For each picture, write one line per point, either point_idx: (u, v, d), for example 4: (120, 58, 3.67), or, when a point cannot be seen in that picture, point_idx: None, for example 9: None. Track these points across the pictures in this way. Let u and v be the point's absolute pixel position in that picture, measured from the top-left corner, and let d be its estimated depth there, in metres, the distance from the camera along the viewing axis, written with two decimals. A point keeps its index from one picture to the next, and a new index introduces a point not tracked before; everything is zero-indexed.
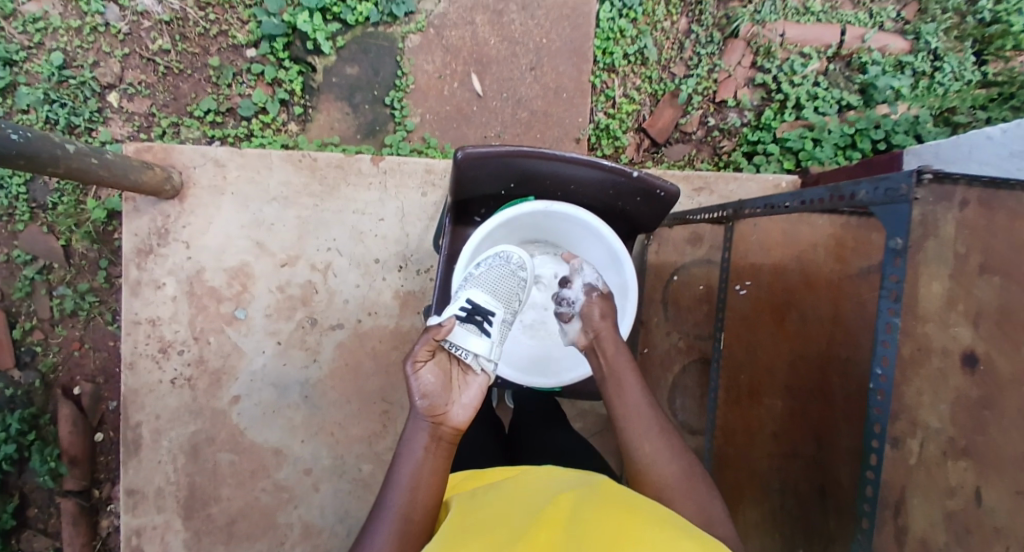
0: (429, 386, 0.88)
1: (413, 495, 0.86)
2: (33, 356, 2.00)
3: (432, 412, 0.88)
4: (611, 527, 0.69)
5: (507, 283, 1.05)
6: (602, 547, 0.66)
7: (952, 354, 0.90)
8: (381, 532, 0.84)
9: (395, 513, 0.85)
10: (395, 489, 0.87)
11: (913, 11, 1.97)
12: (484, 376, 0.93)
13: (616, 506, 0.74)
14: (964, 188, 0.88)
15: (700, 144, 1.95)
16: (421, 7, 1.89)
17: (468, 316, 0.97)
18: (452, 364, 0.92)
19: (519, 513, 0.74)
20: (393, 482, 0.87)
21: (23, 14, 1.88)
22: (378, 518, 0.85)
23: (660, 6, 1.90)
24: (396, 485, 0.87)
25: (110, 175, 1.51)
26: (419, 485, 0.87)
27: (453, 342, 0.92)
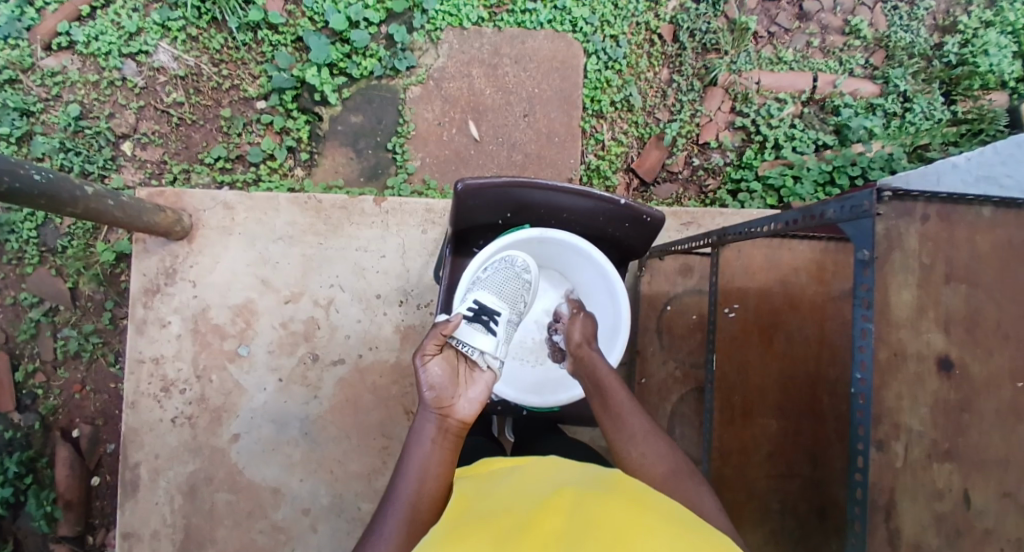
0: (437, 378, 0.99)
1: (421, 484, 0.92)
2: (33, 399, 2.01)
3: (440, 404, 0.98)
4: (615, 512, 0.71)
5: (511, 287, 1.15)
6: (608, 526, 0.68)
7: (926, 358, 0.93)
8: (390, 519, 0.89)
9: (404, 500, 0.90)
10: (404, 480, 0.93)
11: (881, 57, 2.12)
12: (490, 373, 1.04)
13: (621, 497, 0.76)
14: (924, 204, 0.92)
15: (686, 184, 2.06)
16: (422, 62, 2.03)
17: (475, 316, 1.07)
18: (459, 359, 1.03)
19: (524, 502, 0.75)
20: (403, 474, 0.94)
21: (41, 68, 2.01)
22: (387, 507, 0.90)
23: (642, 59, 2.06)
24: (405, 474, 0.93)
25: (125, 216, 1.58)
26: (426, 476, 0.93)
27: (460, 339, 1.03)
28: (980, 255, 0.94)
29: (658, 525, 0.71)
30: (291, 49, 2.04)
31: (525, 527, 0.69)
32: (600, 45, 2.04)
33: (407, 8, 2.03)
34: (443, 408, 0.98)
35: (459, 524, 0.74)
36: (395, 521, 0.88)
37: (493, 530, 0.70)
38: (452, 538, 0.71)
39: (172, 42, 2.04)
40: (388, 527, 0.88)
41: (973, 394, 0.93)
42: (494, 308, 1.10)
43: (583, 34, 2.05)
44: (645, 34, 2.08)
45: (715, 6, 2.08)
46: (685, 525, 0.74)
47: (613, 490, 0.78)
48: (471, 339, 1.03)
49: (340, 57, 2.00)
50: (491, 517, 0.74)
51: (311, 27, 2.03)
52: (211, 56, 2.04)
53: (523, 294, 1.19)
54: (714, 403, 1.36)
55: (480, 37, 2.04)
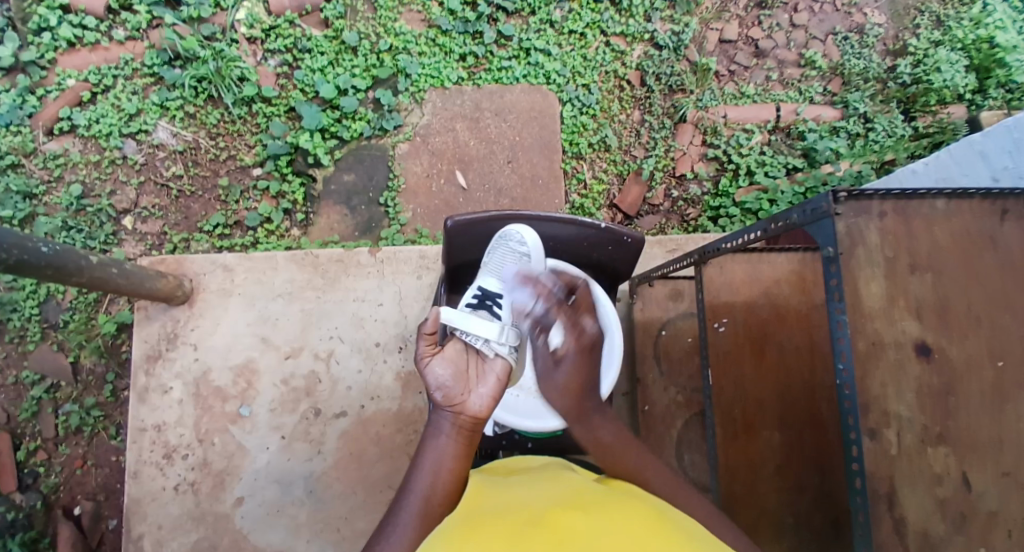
0: (443, 378, 1.01)
1: (434, 478, 0.95)
2: (35, 478, 1.99)
3: (450, 399, 1.00)
4: (635, 518, 0.73)
5: (508, 264, 1.18)
6: (625, 528, 0.70)
7: (905, 346, 0.96)
8: (404, 511, 0.91)
9: (418, 494, 0.93)
10: (420, 475, 0.95)
11: (837, 84, 2.27)
12: (499, 361, 1.03)
13: (641, 507, 0.77)
14: (880, 202, 0.96)
15: (668, 215, 2.15)
16: (408, 120, 2.15)
17: None
18: (467, 354, 1.04)
19: (545, 505, 0.78)
20: (419, 470, 0.96)
21: (44, 152, 2.11)
22: (403, 501, 0.93)
23: (614, 103, 2.20)
24: (421, 467, 0.96)
25: (128, 283, 1.63)
26: (441, 472, 0.96)
27: (463, 329, 1.02)
28: (940, 244, 0.98)
29: (677, 537, 0.70)
30: (285, 118, 2.16)
31: (537, 526, 0.71)
32: (574, 94, 2.18)
33: (392, 74, 2.17)
34: (454, 402, 1.00)
35: (472, 520, 0.77)
36: (409, 513, 0.90)
37: (504, 527, 0.72)
38: (463, 532, 0.73)
39: (170, 121, 2.16)
40: (401, 519, 0.90)
41: (955, 377, 0.96)
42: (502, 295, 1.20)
43: (557, 85, 2.19)
44: (615, 81, 2.22)
45: (676, 52, 2.24)
46: (706, 543, 0.72)
47: (633, 501, 0.80)
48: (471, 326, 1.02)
49: (331, 122, 2.12)
50: (504, 516, 0.75)
51: (303, 98, 2.16)
52: (209, 130, 2.16)
53: (524, 268, 1.18)
54: (714, 418, 1.39)
55: (461, 94, 2.18)
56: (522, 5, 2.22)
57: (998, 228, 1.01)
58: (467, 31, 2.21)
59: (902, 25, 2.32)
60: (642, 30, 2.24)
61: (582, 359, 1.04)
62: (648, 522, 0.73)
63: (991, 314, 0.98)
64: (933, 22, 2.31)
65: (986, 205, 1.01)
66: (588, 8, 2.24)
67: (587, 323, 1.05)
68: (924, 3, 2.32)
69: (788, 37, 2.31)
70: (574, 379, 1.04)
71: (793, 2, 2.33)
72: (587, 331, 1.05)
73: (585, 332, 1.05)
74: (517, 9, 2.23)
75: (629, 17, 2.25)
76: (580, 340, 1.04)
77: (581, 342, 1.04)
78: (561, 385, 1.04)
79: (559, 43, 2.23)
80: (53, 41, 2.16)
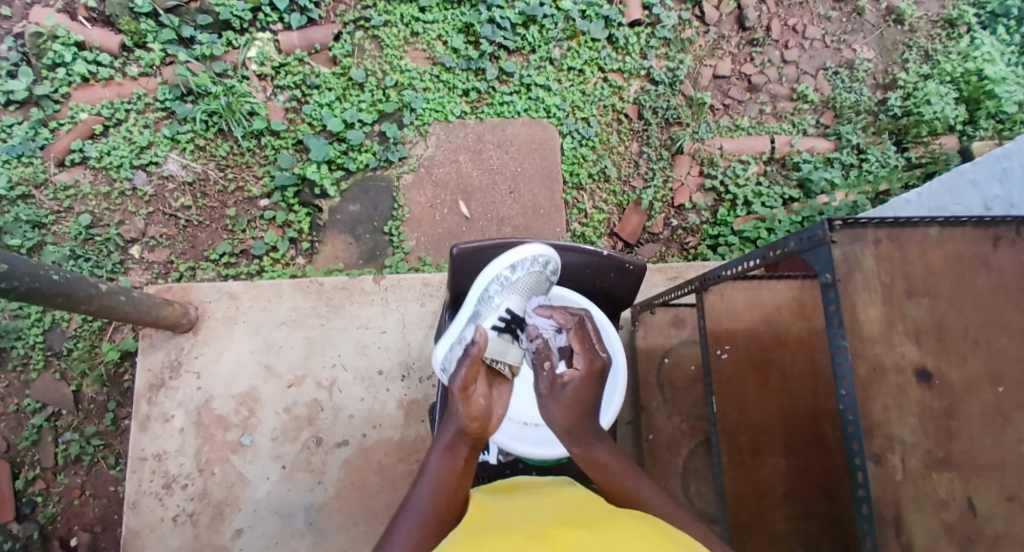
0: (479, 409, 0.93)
1: (435, 494, 0.93)
2: (33, 508, 1.97)
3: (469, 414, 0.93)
4: (641, 537, 0.72)
5: (535, 286, 1.20)
6: (629, 546, 0.69)
7: (904, 370, 0.97)
8: (404, 524, 0.91)
9: (419, 509, 0.92)
10: (423, 488, 0.94)
11: (830, 117, 2.34)
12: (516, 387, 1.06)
13: (647, 527, 0.77)
14: (875, 229, 0.98)
15: (668, 243, 2.19)
16: (412, 152, 2.21)
17: (506, 326, 1.13)
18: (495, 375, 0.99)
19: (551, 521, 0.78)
20: (423, 483, 0.95)
21: (54, 183, 2.15)
22: (405, 511, 0.93)
23: (613, 135, 2.26)
24: (423, 486, 0.94)
25: (136, 311, 1.64)
26: (444, 488, 0.93)
27: (497, 358, 1.01)
28: (934, 269, 1.00)
29: None
30: (292, 151, 2.22)
31: (540, 542, 0.71)
32: (574, 127, 2.24)
33: (397, 108, 2.23)
34: (471, 419, 0.93)
35: (474, 536, 0.77)
36: (407, 527, 0.90)
37: (507, 543, 0.72)
38: (466, 547, 0.74)
39: (180, 153, 2.21)
40: (399, 532, 0.91)
41: (955, 400, 0.97)
42: (524, 316, 1.15)
43: (557, 118, 2.25)
44: (613, 114, 2.29)
45: (672, 87, 2.31)
46: None
47: (641, 520, 0.80)
48: (502, 354, 1.03)
49: (337, 154, 2.18)
50: (507, 533, 0.76)
51: (310, 131, 2.22)
52: (218, 162, 2.21)
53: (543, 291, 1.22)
54: (720, 445, 1.36)
55: (464, 127, 2.24)
56: (522, 43, 2.31)
57: (991, 253, 1.03)
58: (471, 68, 2.29)
59: (891, 59, 2.40)
60: (639, 67, 2.32)
61: (589, 384, 0.92)
62: (653, 542, 0.72)
63: (987, 337, 1.00)
64: (922, 57, 2.40)
65: (977, 231, 1.04)
66: (587, 46, 2.32)
67: (596, 348, 0.93)
68: (912, 39, 2.41)
69: (781, 72, 2.38)
70: (573, 410, 0.92)
71: (784, 40, 2.42)
72: (596, 357, 0.92)
73: (595, 357, 0.93)
74: (518, 47, 2.31)
75: (626, 54, 2.33)
76: (589, 362, 0.92)
77: (587, 370, 0.92)
78: (562, 407, 0.92)
79: (559, 79, 2.30)
80: (67, 77, 2.22)
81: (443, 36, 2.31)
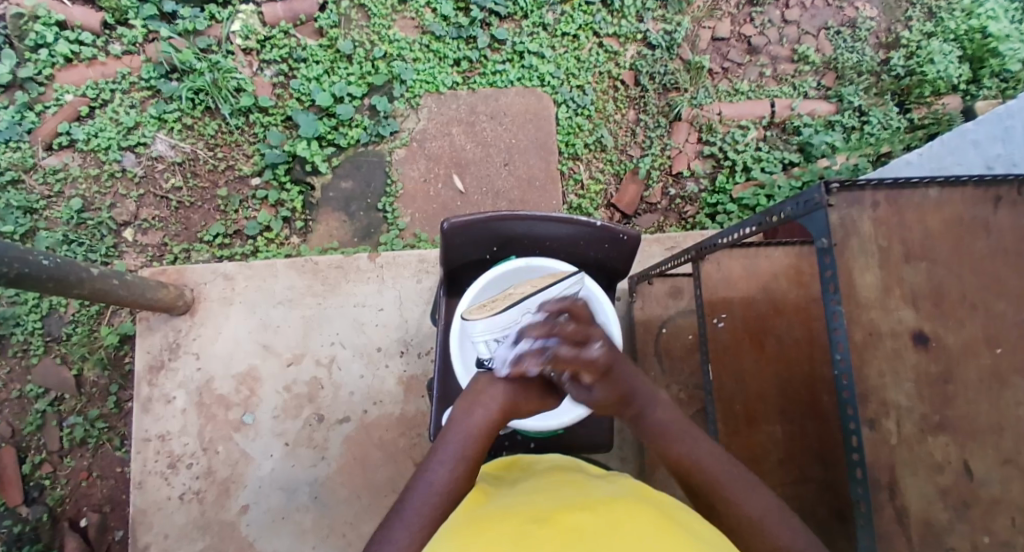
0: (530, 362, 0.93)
1: (453, 472, 0.91)
2: (42, 490, 1.99)
3: (511, 393, 1.00)
4: (644, 521, 0.71)
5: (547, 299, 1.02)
6: (631, 532, 0.68)
7: (901, 335, 0.95)
8: (415, 502, 0.88)
9: (435, 487, 0.89)
10: (442, 464, 0.92)
11: (831, 79, 2.28)
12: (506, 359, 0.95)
13: (654, 510, 0.76)
14: (872, 192, 0.95)
15: (666, 212, 2.16)
16: (404, 126, 2.16)
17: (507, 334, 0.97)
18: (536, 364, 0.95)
19: (556, 504, 0.77)
20: (442, 456, 0.93)
21: (43, 167, 2.12)
22: (417, 485, 0.90)
23: (610, 103, 2.22)
24: (440, 463, 0.92)
25: (131, 295, 1.63)
26: (464, 464, 0.93)
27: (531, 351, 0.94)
28: (933, 231, 0.98)
29: (684, 543, 0.69)
30: (282, 128, 2.18)
31: (542, 524, 0.71)
32: (569, 95, 2.19)
33: (388, 81, 2.19)
34: (513, 398, 1.00)
35: (475, 520, 0.76)
36: (422, 503, 0.87)
37: (508, 525, 0.72)
38: (468, 531, 0.73)
39: (168, 133, 2.17)
40: (411, 506, 0.87)
41: (952, 363, 0.96)
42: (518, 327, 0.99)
43: (551, 87, 2.20)
44: (609, 81, 2.24)
45: (669, 51, 2.25)
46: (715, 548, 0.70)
47: (649, 503, 0.78)
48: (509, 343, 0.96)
49: (327, 130, 2.14)
50: (507, 517, 0.75)
51: (299, 107, 2.18)
52: (207, 141, 2.17)
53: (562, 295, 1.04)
54: (715, 414, 1.41)
55: (456, 99, 2.19)
56: (514, 8, 2.24)
57: (992, 214, 1.00)
58: (461, 36, 2.23)
59: (894, 17, 2.33)
60: (635, 31, 2.25)
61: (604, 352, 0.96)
62: (656, 527, 0.71)
63: (986, 300, 0.98)
64: (926, 13, 2.33)
65: (979, 192, 1.01)
66: (581, 10, 2.26)
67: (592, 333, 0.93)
68: None
69: (781, 33, 2.32)
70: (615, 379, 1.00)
71: None
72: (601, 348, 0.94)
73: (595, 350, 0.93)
74: (510, 12, 2.25)
75: (621, 18, 2.27)
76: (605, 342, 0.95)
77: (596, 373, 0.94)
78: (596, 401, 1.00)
79: (552, 46, 2.24)
80: (50, 57, 2.17)
81: (432, 3, 2.25)
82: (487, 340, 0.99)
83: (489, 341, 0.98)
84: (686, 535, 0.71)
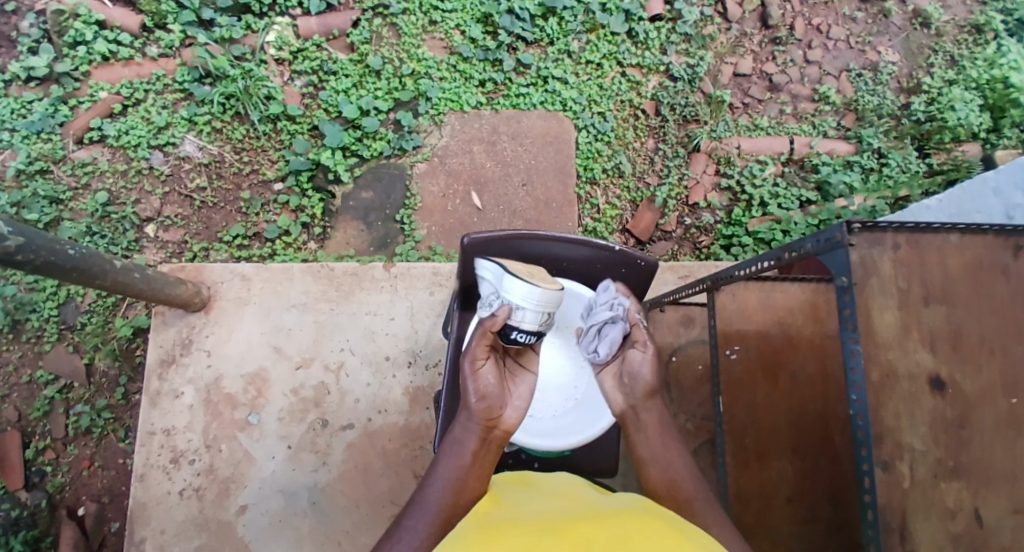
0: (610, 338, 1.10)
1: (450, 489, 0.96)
2: (42, 477, 2.00)
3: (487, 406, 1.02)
4: (653, 534, 0.71)
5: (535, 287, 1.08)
6: (640, 544, 0.68)
7: (918, 377, 0.95)
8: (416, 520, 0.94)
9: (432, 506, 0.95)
10: (437, 486, 0.97)
11: (851, 120, 2.30)
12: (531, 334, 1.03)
13: (662, 524, 0.76)
14: (893, 233, 0.96)
15: (681, 241, 2.18)
16: (427, 141, 2.20)
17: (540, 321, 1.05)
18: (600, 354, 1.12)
19: (565, 516, 0.77)
20: (435, 478, 0.98)
21: (73, 159, 2.17)
22: (419, 501, 0.97)
23: (629, 131, 2.25)
24: (437, 480, 0.97)
25: (150, 289, 1.65)
26: (459, 484, 0.97)
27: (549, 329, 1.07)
28: (953, 275, 0.98)
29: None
30: (307, 136, 2.23)
31: (554, 535, 0.71)
32: (589, 121, 2.23)
33: (413, 97, 2.23)
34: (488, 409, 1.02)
35: (483, 529, 0.76)
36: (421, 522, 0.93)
37: (518, 535, 0.72)
38: (478, 539, 0.73)
39: (197, 134, 2.22)
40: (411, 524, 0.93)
41: (968, 409, 0.96)
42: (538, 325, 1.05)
43: (573, 112, 2.24)
44: (630, 110, 2.27)
45: (691, 84, 2.29)
46: None
47: (658, 517, 0.78)
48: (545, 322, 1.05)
49: (352, 141, 2.18)
50: (518, 528, 0.75)
51: (326, 117, 2.23)
52: (234, 145, 2.22)
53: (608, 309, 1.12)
54: (726, 445, 1.37)
55: (479, 118, 2.23)
56: (541, 34, 2.29)
57: (1012, 261, 1.01)
58: (488, 58, 2.28)
59: (916, 63, 2.36)
60: (658, 63, 2.30)
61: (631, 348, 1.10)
62: (664, 539, 0.71)
63: (1004, 347, 0.98)
64: (948, 61, 2.36)
65: (999, 240, 1.01)
66: (606, 39, 2.31)
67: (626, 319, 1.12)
68: (938, 43, 2.37)
69: (802, 73, 2.35)
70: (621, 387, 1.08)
71: (807, 40, 2.38)
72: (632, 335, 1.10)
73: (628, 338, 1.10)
74: (536, 38, 2.30)
75: (645, 50, 2.31)
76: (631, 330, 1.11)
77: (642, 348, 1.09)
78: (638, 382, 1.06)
79: (576, 73, 2.29)
80: (88, 54, 2.23)
81: (462, 25, 2.30)
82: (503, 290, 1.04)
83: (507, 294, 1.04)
84: (695, 548, 0.71)
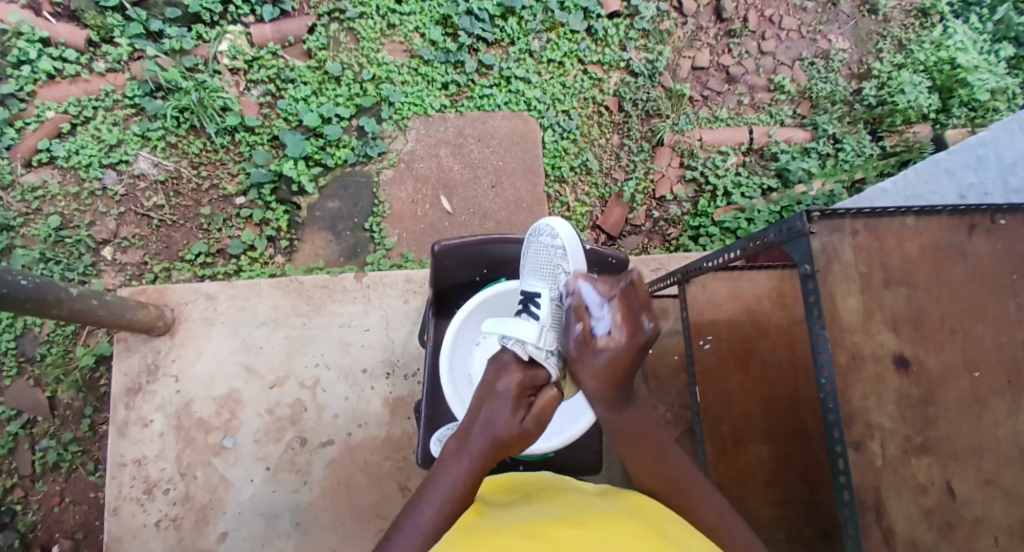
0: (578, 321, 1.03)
1: (441, 513, 0.90)
2: (12, 517, 1.92)
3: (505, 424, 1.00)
4: (637, 537, 0.71)
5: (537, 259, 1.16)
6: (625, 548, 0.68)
7: (884, 358, 0.98)
8: (402, 540, 0.88)
9: (421, 527, 0.89)
10: (431, 504, 0.91)
11: (806, 107, 2.36)
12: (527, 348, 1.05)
13: (646, 528, 0.76)
14: (852, 220, 0.98)
15: (650, 234, 2.20)
16: (392, 147, 2.18)
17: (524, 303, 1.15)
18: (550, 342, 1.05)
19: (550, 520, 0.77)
20: (435, 494, 0.93)
21: (21, 184, 2.08)
22: (408, 518, 0.91)
23: (594, 128, 2.26)
24: (431, 499, 0.92)
25: (109, 315, 1.59)
26: (461, 497, 0.93)
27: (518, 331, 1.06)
28: (911, 257, 1.01)
29: None
30: (268, 147, 2.18)
31: (537, 537, 0.71)
32: (555, 120, 2.24)
33: (375, 103, 2.20)
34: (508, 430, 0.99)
35: (468, 536, 0.76)
36: (408, 538, 0.88)
37: (504, 539, 0.72)
38: (462, 545, 0.73)
39: (152, 151, 2.15)
40: (399, 544, 0.88)
41: (933, 387, 0.98)
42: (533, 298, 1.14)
43: (538, 111, 2.24)
44: (594, 107, 2.29)
45: (652, 79, 2.31)
46: None
47: (644, 521, 0.79)
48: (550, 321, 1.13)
49: (315, 150, 2.14)
50: (501, 529, 0.76)
51: (286, 127, 2.18)
52: (191, 160, 2.16)
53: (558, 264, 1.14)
54: (703, 434, 1.40)
55: (444, 121, 2.21)
56: (501, 35, 2.28)
57: (967, 241, 1.04)
58: (449, 60, 2.26)
59: (866, 49, 2.43)
60: (618, 59, 2.31)
61: (625, 354, 0.99)
62: (647, 543, 0.71)
63: (963, 324, 1.01)
64: (896, 45, 2.43)
65: (953, 220, 1.04)
66: (566, 37, 2.31)
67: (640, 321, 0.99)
68: (886, 28, 2.44)
69: (758, 63, 2.40)
70: (603, 373, 1.00)
71: (760, 30, 2.43)
72: (640, 331, 0.99)
73: (639, 330, 0.99)
74: (497, 39, 2.29)
75: (605, 46, 2.33)
76: (632, 336, 0.98)
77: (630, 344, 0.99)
78: (598, 370, 1.00)
79: (539, 72, 2.29)
80: (32, 74, 2.14)
81: (421, 27, 2.28)
82: (556, 263, 1.14)
83: (563, 271, 1.13)
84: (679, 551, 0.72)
